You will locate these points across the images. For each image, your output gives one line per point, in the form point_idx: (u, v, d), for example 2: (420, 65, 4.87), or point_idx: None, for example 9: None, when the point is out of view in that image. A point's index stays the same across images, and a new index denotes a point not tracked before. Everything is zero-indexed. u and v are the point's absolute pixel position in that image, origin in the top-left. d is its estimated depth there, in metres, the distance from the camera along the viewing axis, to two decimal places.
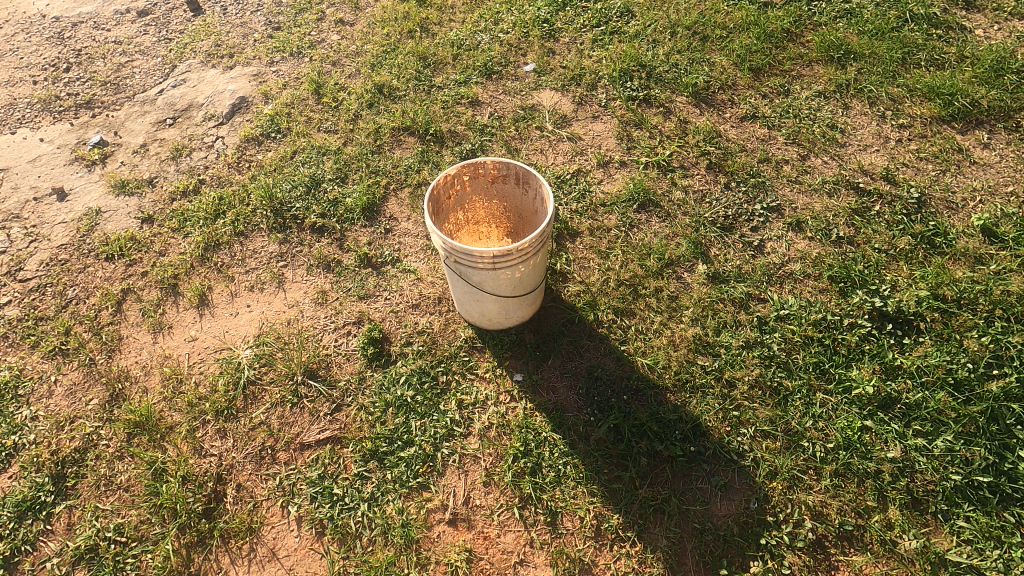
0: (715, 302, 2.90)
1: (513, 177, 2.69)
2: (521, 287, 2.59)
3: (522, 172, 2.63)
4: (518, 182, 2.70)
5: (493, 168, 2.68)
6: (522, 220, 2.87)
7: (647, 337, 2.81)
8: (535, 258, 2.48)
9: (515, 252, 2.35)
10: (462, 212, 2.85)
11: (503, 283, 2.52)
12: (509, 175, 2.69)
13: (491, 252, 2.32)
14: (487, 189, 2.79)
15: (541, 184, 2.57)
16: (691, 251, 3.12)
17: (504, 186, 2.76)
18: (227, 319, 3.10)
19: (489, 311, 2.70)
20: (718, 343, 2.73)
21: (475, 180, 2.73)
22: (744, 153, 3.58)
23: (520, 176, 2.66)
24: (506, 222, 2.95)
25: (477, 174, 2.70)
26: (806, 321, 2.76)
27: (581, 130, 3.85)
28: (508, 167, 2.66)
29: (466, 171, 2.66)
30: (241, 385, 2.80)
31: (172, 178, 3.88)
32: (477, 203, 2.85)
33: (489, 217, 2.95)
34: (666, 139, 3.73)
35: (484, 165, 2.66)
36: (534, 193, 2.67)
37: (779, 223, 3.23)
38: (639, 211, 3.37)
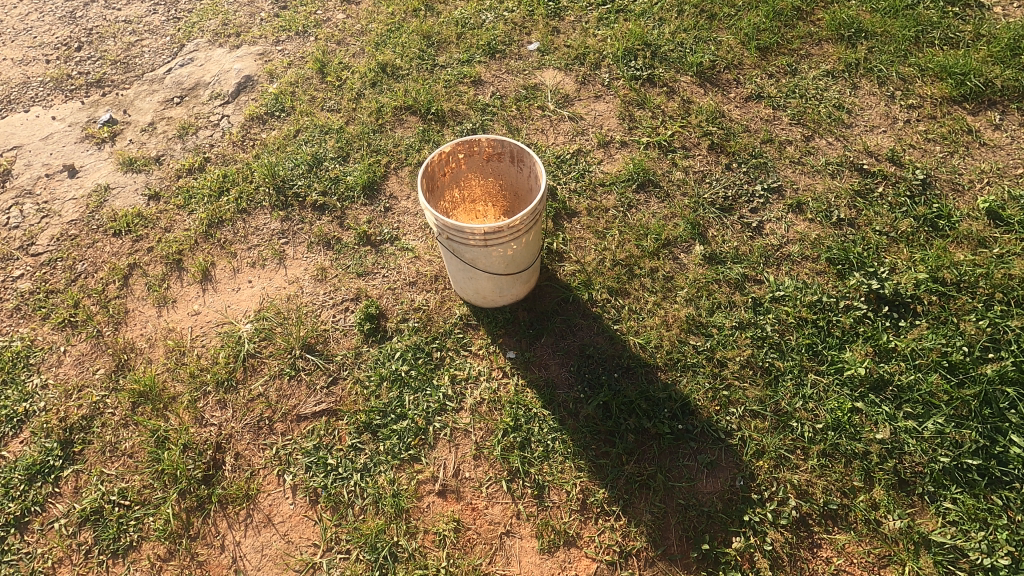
0: (710, 283, 2.89)
1: (508, 155, 2.69)
2: (514, 265, 2.61)
3: (516, 150, 2.64)
4: (512, 159, 2.70)
5: (488, 146, 2.68)
6: (518, 199, 2.88)
7: (641, 316, 2.82)
8: (527, 236, 2.49)
9: (505, 229, 2.36)
10: (459, 190, 2.86)
11: (496, 260, 2.54)
12: (503, 153, 2.70)
13: (483, 229, 2.34)
14: (483, 167, 2.79)
15: (535, 161, 2.58)
16: (689, 232, 3.11)
17: (499, 164, 2.76)
18: (229, 294, 3.17)
19: (483, 289, 2.72)
20: (711, 324, 2.73)
21: (470, 159, 2.74)
22: (746, 134, 3.54)
23: (514, 154, 2.66)
24: (502, 201, 2.96)
25: (472, 152, 2.70)
26: (801, 303, 2.75)
27: (583, 109, 3.82)
28: (503, 145, 2.66)
29: (460, 149, 2.67)
30: (241, 358, 2.88)
31: (177, 156, 3.94)
32: (473, 181, 2.86)
33: (486, 196, 2.95)
34: (668, 119, 3.69)
35: (479, 143, 2.66)
36: (528, 171, 2.67)
37: (780, 204, 3.20)
38: (638, 191, 3.36)
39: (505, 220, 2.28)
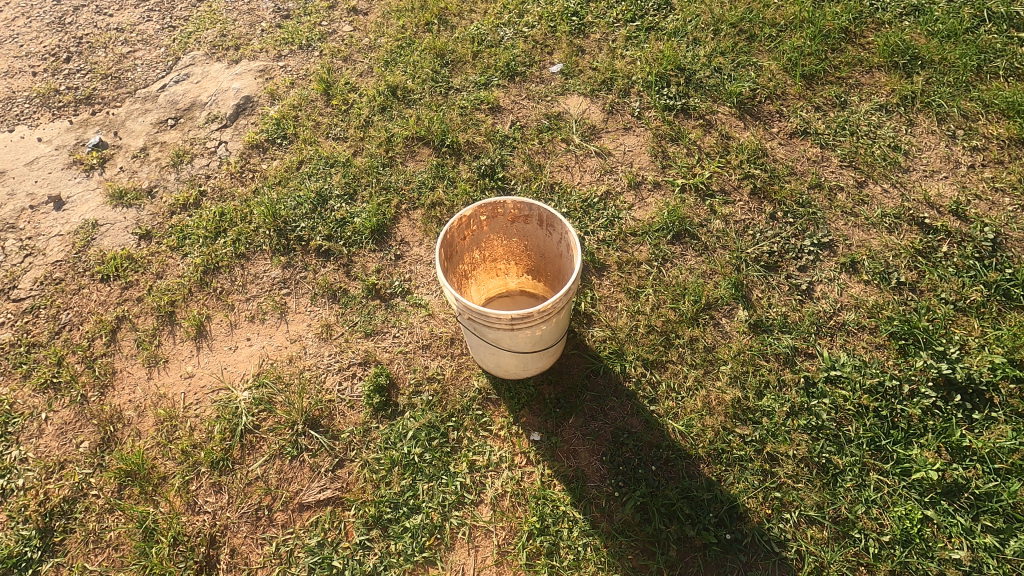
0: (756, 358, 2.61)
1: (536, 219, 2.40)
2: (542, 344, 2.33)
3: (546, 215, 2.34)
4: (540, 222, 2.41)
5: (514, 209, 2.39)
6: (545, 262, 2.59)
7: (680, 396, 2.54)
8: (558, 316, 2.21)
9: (535, 314, 2.08)
10: (480, 253, 2.57)
11: (521, 341, 2.26)
12: (531, 216, 2.40)
13: (509, 315, 2.07)
14: (507, 228, 2.50)
15: (568, 230, 2.29)
16: (731, 294, 2.81)
17: (525, 226, 2.47)
18: (225, 354, 2.90)
19: (505, 365, 2.45)
20: (760, 408, 2.45)
21: (493, 221, 2.45)
22: (792, 177, 3.22)
23: (543, 219, 2.37)
24: (527, 261, 2.67)
25: (496, 214, 2.41)
26: (860, 385, 2.46)
27: (611, 144, 3.50)
28: (532, 209, 2.37)
29: (482, 213, 2.38)
30: (237, 433, 2.62)
31: (171, 188, 3.64)
32: (495, 243, 2.57)
33: (508, 256, 2.67)
34: (705, 157, 3.38)
35: (504, 206, 2.37)
36: (558, 237, 2.38)
37: (831, 262, 2.90)
38: (674, 242, 3.06)
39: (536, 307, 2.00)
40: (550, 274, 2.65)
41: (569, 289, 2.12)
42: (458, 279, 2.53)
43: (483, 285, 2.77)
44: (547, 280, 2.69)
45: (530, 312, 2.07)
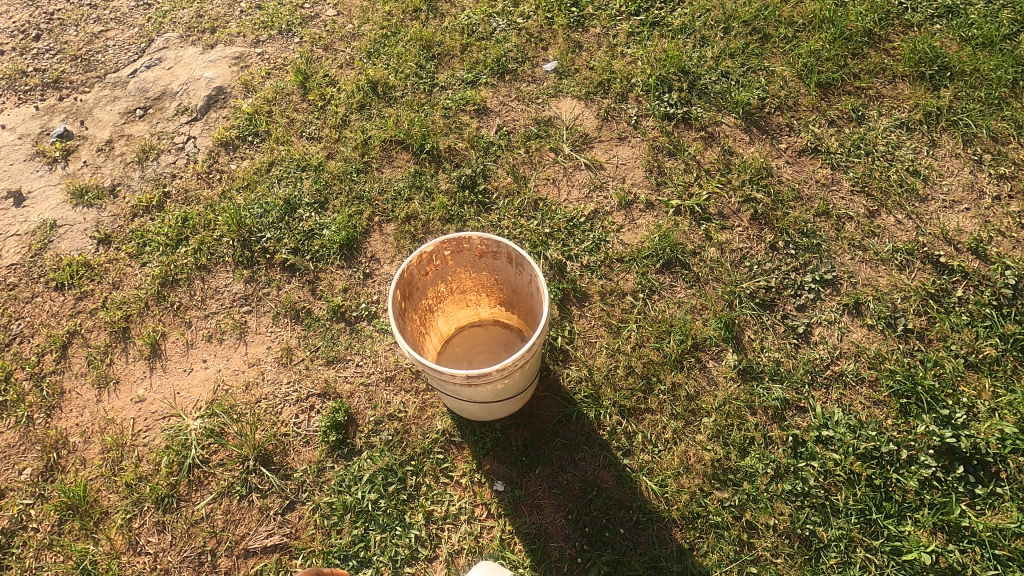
0: (742, 410, 2.41)
1: (505, 257, 2.19)
2: (506, 395, 2.14)
3: (515, 254, 2.13)
4: (509, 259, 2.19)
5: (480, 245, 2.18)
6: (516, 298, 2.38)
7: (656, 449, 2.35)
8: (522, 370, 2.02)
9: (494, 372, 1.88)
10: (446, 286, 2.37)
11: (483, 394, 2.07)
12: (499, 253, 2.19)
13: (465, 374, 1.87)
14: (475, 262, 2.28)
15: (537, 274, 2.07)
16: (721, 334, 2.59)
17: (494, 261, 2.25)
18: (179, 377, 2.74)
19: (468, 412, 2.26)
20: (742, 469, 2.26)
21: (458, 256, 2.24)
22: (797, 203, 2.95)
23: (513, 257, 2.15)
24: (499, 294, 2.45)
25: (461, 249, 2.20)
26: (853, 448, 2.25)
27: (603, 155, 3.23)
28: (500, 247, 2.15)
29: (445, 248, 2.17)
30: (185, 468, 2.47)
31: (135, 187, 3.43)
32: (463, 276, 2.36)
33: (478, 288, 2.46)
34: (704, 175, 3.10)
35: (469, 241, 2.16)
36: (528, 278, 2.17)
37: (833, 302, 2.66)
38: (663, 271, 2.82)
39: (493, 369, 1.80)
40: (522, 310, 2.44)
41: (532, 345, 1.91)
42: (421, 315, 2.33)
43: (452, 315, 2.56)
44: (520, 315, 2.48)
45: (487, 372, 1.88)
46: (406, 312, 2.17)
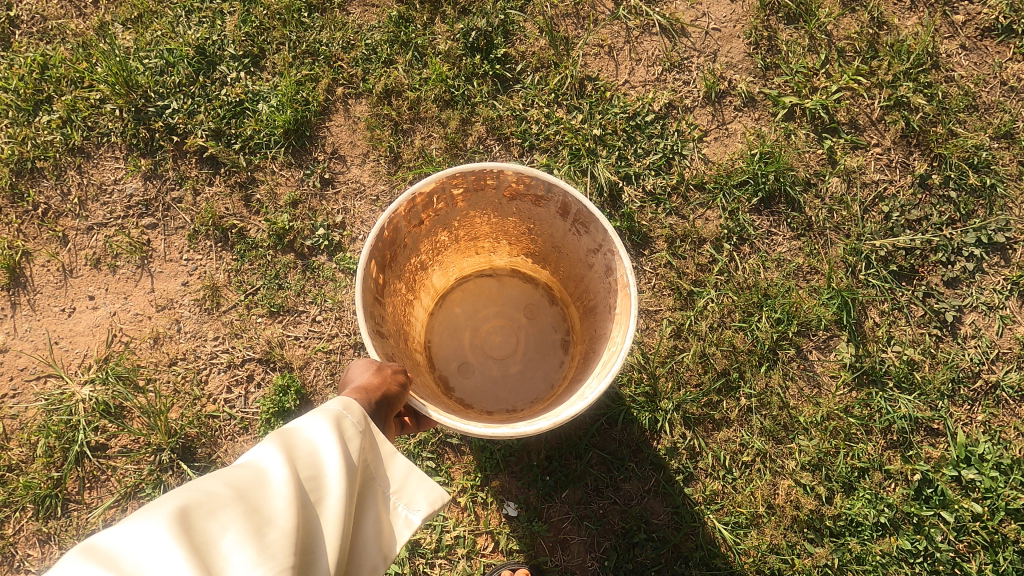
0: (855, 429, 1.73)
1: (555, 205, 1.32)
2: None
3: (577, 207, 1.26)
4: (562, 210, 1.33)
5: (519, 181, 1.30)
6: (558, 260, 1.53)
7: (730, 476, 1.71)
8: None
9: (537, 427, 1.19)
10: (450, 234, 1.51)
11: None
12: (546, 197, 1.32)
13: (487, 428, 1.14)
14: (502, 205, 1.41)
15: (614, 249, 1.24)
16: (835, 316, 1.82)
17: (534, 207, 1.38)
18: (56, 320, 1.92)
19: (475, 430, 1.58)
20: (847, 517, 1.65)
21: (475, 194, 1.37)
22: (969, 115, 1.99)
23: (572, 210, 1.29)
24: (528, 249, 1.61)
25: (481, 185, 1.33)
26: (1004, 502, 1.63)
27: (687, 11, 2.10)
28: (552, 190, 1.28)
29: (456, 182, 1.29)
30: (70, 458, 1.77)
31: None
32: (478, 220, 1.50)
33: (498, 234, 1.59)
34: (838, 57, 2.05)
35: (498, 175, 1.28)
36: (592, 244, 1.33)
37: (997, 277, 1.86)
38: (761, 208, 1.93)
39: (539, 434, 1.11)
40: (561, 275, 1.61)
41: (605, 382, 1.16)
42: (409, 280, 1.49)
43: (453, 269, 1.71)
44: (557, 279, 1.65)
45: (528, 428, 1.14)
46: (385, 286, 1.33)
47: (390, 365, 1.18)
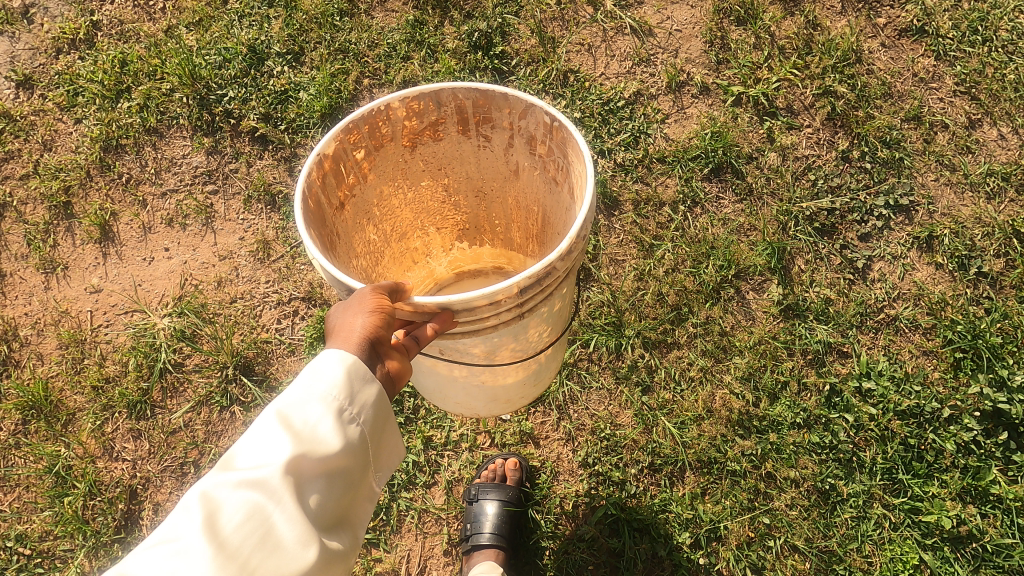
0: (780, 351, 2.16)
1: (454, 121, 1.50)
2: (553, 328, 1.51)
3: (472, 106, 1.45)
4: (461, 124, 1.51)
5: (409, 113, 1.45)
6: (487, 202, 1.75)
7: (679, 387, 2.15)
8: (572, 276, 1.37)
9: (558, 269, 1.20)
10: (375, 221, 1.61)
11: (530, 337, 1.42)
12: (441, 120, 1.49)
13: (513, 279, 1.14)
14: (406, 161, 1.56)
15: (519, 111, 1.41)
16: (768, 263, 2.24)
17: (434, 145, 1.57)
18: (139, 267, 2.37)
19: (500, 387, 1.57)
20: (770, 418, 2.08)
21: (378, 157, 1.49)
22: (885, 101, 2.40)
23: (471, 115, 1.48)
24: (452, 215, 1.79)
25: (380, 140, 1.46)
26: (893, 405, 2.07)
27: (653, 17, 2.55)
28: (442, 104, 1.45)
29: (353, 144, 1.40)
30: (155, 373, 2.23)
31: (54, 11, 2.67)
32: (393, 196, 1.63)
33: (418, 212, 1.74)
34: (778, 54, 2.48)
35: (391, 113, 1.42)
36: (500, 141, 1.52)
37: (901, 233, 2.28)
38: (710, 177, 2.36)
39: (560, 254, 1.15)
40: (495, 221, 1.80)
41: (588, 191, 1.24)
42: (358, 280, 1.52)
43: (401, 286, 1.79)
44: (493, 230, 1.83)
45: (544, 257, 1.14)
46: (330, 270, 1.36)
47: (359, 298, 1.07)
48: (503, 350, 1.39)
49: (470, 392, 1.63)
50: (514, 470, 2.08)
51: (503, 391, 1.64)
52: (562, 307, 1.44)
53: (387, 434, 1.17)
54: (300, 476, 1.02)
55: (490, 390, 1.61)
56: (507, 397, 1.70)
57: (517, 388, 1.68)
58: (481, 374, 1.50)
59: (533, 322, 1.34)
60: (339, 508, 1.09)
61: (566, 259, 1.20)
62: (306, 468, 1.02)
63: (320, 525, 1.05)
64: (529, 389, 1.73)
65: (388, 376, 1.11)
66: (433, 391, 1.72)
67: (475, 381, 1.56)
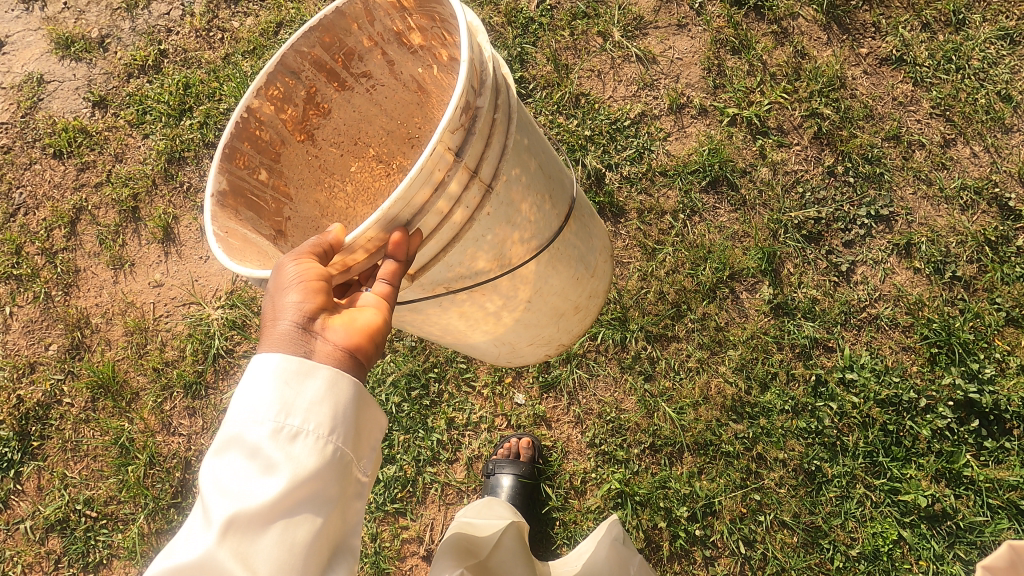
0: (770, 345, 2.38)
1: (327, 82, 1.66)
2: (545, 187, 1.50)
3: (327, 56, 1.60)
4: (331, 79, 1.66)
5: (275, 104, 1.56)
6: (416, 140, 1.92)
7: (677, 376, 2.39)
8: (515, 119, 1.36)
9: (481, 110, 1.22)
10: (323, 220, 1.76)
11: (523, 211, 1.42)
12: (312, 89, 1.64)
13: (434, 140, 1.13)
14: (305, 155, 1.71)
15: (365, 22, 1.57)
16: (760, 266, 2.47)
17: (323, 118, 1.73)
18: (196, 265, 2.66)
19: (541, 286, 1.64)
20: (760, 405, 2.31)
21: (284, 164, 1.65)
22: (868, 123, 2.63)
23: (337, 60, 1.63)
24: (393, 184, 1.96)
25: (274, 148, 1.60)
26: (874, 394, 2.28)
27: (657, 45, 2.81)
28: (297, 73, 1.57)
29: (248, 167, 1.52)
30: (209, 357, 2.50)
31: (126, 41, 3.00)
32: (320, 191, 1.78)
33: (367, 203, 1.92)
34: (770, 79, 2.73)
35: (261, 113, 1.53)
36: (370, 63, 1.69)
37: (883, 240, 2.50)
38: (708, 189, 2.61)
39: (461, 87, 1.13)
40: None
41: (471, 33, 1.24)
42: None
43: None
44: None
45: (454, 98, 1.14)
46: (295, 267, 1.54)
47: (287, 282, 1.09)
48: (507, 247, 1.43)
49: (522, 319, 1.70)
50: (527, 448, 2.36)
51: (552, 297, 1.72)
52: (537, 170, 1.46)
53: (356, 439, 1.15)
54: (246, 531, 1.04)
55: (539, 302, 1.68)
56: (573, 302, 1.84)
57: (575, 288, 1.80)
58: (513, 287, 1.56)
59: (513, 190, 1.37)
60: (314, 535, 1.07)
61: (481, 93, 1.23)
62: (249, 519, 1.03)
63: (298, 560, 1.07)
64: (585, 286, 1.84)
65: (345, 349, 1.11)
66: (499, 346, 1.83)
67: (517, 301, 1.62)
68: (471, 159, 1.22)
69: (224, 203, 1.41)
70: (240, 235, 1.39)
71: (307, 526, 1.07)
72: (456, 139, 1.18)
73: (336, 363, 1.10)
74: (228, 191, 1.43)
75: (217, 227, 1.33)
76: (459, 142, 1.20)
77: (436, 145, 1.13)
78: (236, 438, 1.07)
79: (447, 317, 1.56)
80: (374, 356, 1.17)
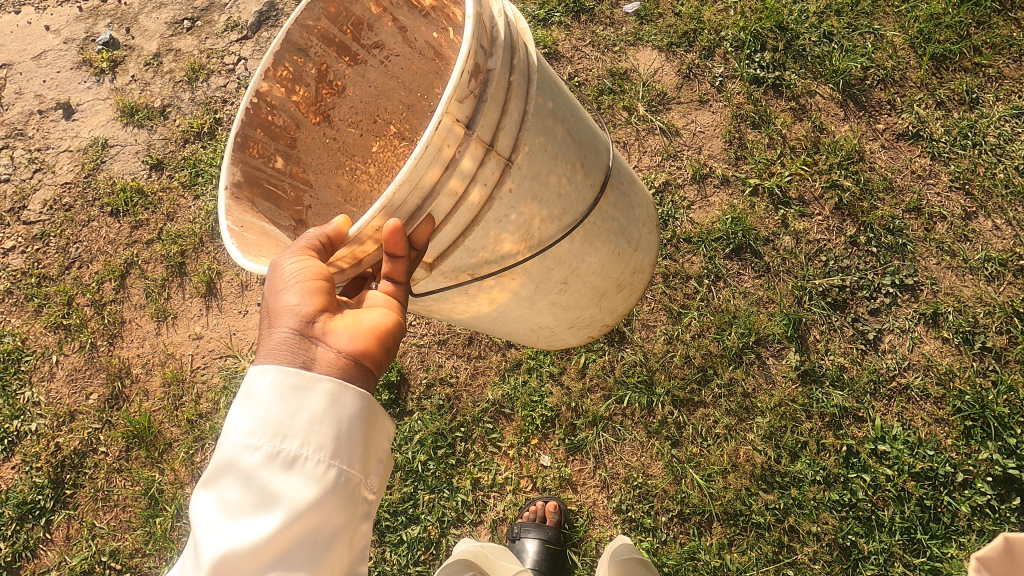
0: (799, 412, 2.38)
1: (337, 58, 1.77)
2: (575, 160, 1.54)
3: (335, 31, 1.71)
4: (340, 55, 1.78)
5: (285, 85, 1.68)
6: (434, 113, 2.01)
7: (705, 442, 2.38)
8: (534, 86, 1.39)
9: (492, 78, 1.25)
10: (346, 205, 1.87)
11: (552, 187, 1.48)
12: (323, 66, 1.75)
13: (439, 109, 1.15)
14: (317, 137, 1.82)
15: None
16: (786, 332, 2.49)
17: (336, 98, 1.85)
18: (235, 318, 2.76)
19: (576, 268, 1.72)
20: (790, 475, 2.29)
21: (301, 149, 1.76)
22: (888, 195, 2.69)
23: (349, 30, 1.74)
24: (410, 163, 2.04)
25: (288, 132, 1.72)
26: (908, 467, 2.25)
27: (680, 119, 2.95)
28: (305, 51, 1.68)
29: (263, 155, 1.63)
30: None
31: (185, 110, 3.21)
32: (341, 175, 1.88)
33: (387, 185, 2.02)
34: (790, 152, 2.83)
35: (271, 97, 1.65)
36: (378, 28, 1.80)
37: (909, 308, 2.51)
38: (732, 256, 2.67)
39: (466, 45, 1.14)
40: None
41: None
42: None
43: None
44: None
45: (458, 65, 1.16)
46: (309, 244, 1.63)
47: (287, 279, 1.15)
48: (534, 225, 1.49)
49: (559, 301, 1.80)
50: (554, 512, 2.35)
51: (591, 276, 1.80)
52: (565, 137, 1.51)
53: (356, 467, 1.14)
54: (241, 568, 1.06)
55: (575, 283, 1.77)
56: (615, 279, 1.93)
57: (616, 265, 1.88)
58: (547, 268, 1.64)
59: (535, 163, 1.40)
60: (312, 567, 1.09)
61: (491, 57, 1.26)
62: (244, 557, 1.05)
63: None
64: (620, 266, 1.91)
65: (348, 355, 1.14)
66: (537, 331, 1.95)
67: (553, 283, 1.71)
68: (483, 130, 1.24)
69: (238, 195, 1.51)
70: (257, 229, 1.47)
71: (305, 560, 1.08)
72: (465, 110, 1.21)
73: (339, 371, 1.13)
74: (243, 182, 1.54)
75: (232, 222, 1.42)
76: (469, 112, 1.22)
77: (442, 119, 1.15)
78: (226, 474, 1.08)
79: (476, 304, 1.65)
80: (382, 360, 1.19)
